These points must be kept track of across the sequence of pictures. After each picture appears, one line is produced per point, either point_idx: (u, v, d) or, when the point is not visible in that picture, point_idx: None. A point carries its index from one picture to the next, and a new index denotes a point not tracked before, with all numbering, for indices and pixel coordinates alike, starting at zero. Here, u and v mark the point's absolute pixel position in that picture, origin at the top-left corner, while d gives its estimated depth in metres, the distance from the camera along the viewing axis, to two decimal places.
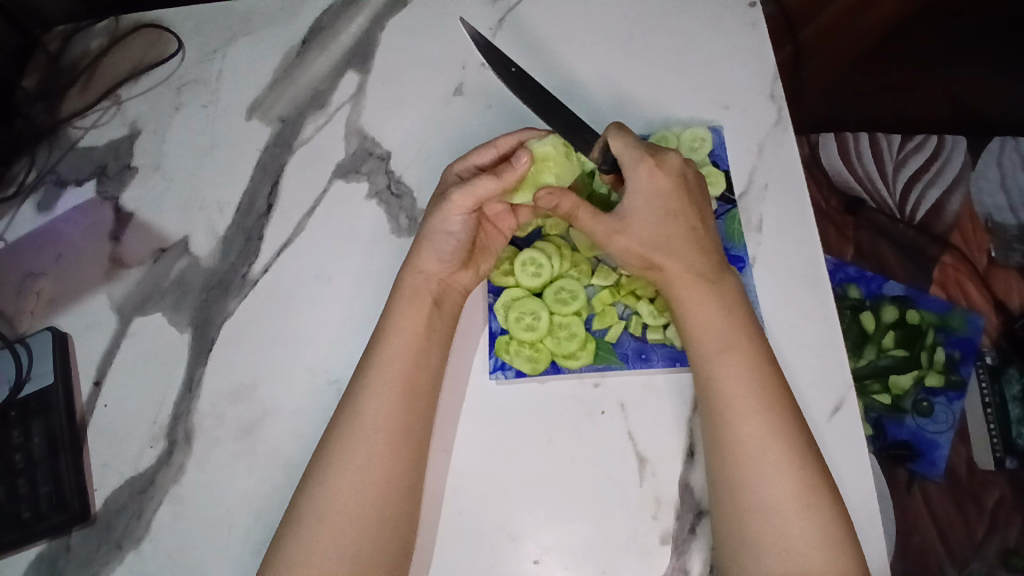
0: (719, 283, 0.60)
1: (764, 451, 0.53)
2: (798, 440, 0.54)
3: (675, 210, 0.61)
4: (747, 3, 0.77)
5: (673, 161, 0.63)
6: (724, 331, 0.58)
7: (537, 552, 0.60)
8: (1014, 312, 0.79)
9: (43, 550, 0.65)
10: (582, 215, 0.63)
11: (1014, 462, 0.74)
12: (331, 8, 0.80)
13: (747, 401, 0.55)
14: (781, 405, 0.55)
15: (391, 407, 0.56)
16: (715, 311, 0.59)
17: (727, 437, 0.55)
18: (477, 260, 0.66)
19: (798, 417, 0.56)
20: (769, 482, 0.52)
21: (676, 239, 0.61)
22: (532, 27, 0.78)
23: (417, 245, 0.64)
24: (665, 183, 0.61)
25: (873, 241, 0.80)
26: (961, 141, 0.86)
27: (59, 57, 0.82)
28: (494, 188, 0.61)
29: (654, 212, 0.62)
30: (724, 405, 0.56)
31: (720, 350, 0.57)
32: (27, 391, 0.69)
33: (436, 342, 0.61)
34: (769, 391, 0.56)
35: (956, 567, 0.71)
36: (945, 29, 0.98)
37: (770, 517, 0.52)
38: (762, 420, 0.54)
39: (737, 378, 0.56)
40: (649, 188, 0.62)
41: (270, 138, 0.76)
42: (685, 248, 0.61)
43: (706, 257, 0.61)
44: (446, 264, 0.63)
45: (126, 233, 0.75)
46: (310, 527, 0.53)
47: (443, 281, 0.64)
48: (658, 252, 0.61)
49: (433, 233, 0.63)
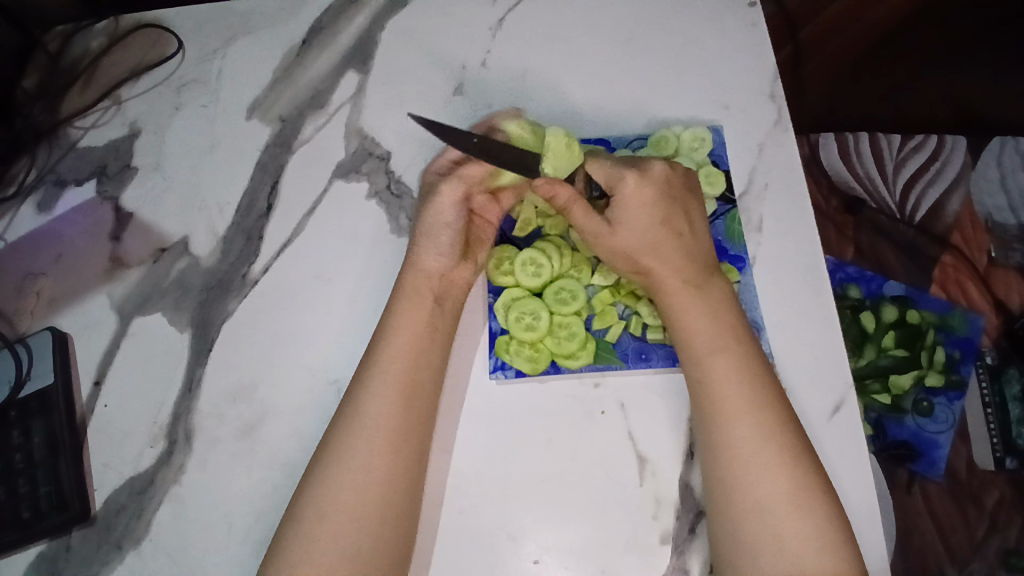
0: (709, 286, 0.60)
1: (758, 453, 0.53)
2: (794, 441, 0.54)
3: (663, 216, 0.62)
4: (747, 3, 0.77)
5: (659, 169, 0.63)
6: (715, 334, 0.58)
7: (537, 552, 0.60)
8: (1014, 311, 0.79)
9: (44, 550, 0.64)
10: (577, 212, 0.63)
11: (1014, 462, 0.74)
12: (330, 8, 0.80)
13: (739, 404, 0.55)
14: (775, 406, 0.55)
15: (389, 408, 0.56)
16: (704, 315, 0.59)
17: (720, 440, 0.55)
18: (474, 252, 0.67)
19: (795, 420, 0.56)
20: (764, 484, 0.52)
21: (664, 244, 0.62)
22: (531, 27, 0.78)
23: (414, 246, 0.65)
24: (649, 189, 0.62)
25: (873, 241, 0.80)
26: (962, 140, 0.86)
27: (59, 57, 0.82)
28: (480, 172, 0.65)
29: (643, 219, 0.62)
30: (715, 408, 0.56)
31: (710, 354, 0.57)
32: (27, 391, 0.69)
33: (437, 341, 0.61)
34: (762, 394, 0.56)
35: (956, 567, 0.71)
36: (944, 29, 0.98)
37: (765, 519, 0.52)
38: (754, 422, 0.54)
39: (728, 382, 0.56)
40: (636, 199, 0.62)
41: (270, 138, 0.76)
42: (675, 252, 0.61)
43: (696, 262, 0.61)
44: (446, 258, 0.64)
45: (127, 233, 0.75)
46: (310, 527, 0.53)
47: (445, 275, 0.64)
48: (645, 257, 0.62)
49: (429, 229, 0.64)
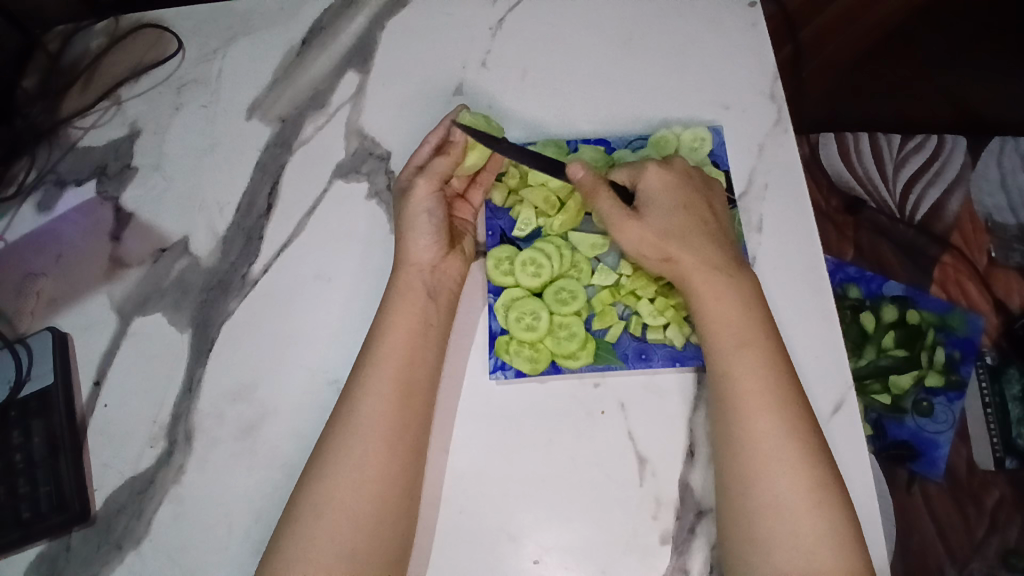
0: (735, 279, 0.61)
1: (777, 448, 0.53)
2: (811, 439, 0.54)
3: (686, 205, 0.63)
4: (747, 3, 0.77)
5: (680, 164, 0.66)
6: (740, 329, 0.58)
7: (537, 552, 0.60)
8: (1014, 311, 0.79)
9: (43, 550, 0.65)
10: (603, 198, 0.63)
11: (1014, 462, 0.74)
12: (330, 8, 0.80)
13: (762, 399, 0.55)
14: (794, 404, 0.55)
15: (387, 406, 0.56)
16: (731, 307, 0.59)
17: (741, 435, 0.55)
18: (460, 244, 0.69)
19: (810, 419, 0.56)
20: (781, 480, 0.53)
21: (693, 235, 0.62)
22: (531, 28, 0.78)
23: (404, 245, 0.65)
24: (673, 181, 0.64)
25: (873, 241, 0.80)
26: (961, 141, 0.87)
27: (59, 57, 0.82)
28: (448, 164, 0.67)
29: (670, 206, 0.63)
30: (738, 402, 0.56)
31: (735, 348, 0.58)
32: (27, 391, 0.69)
33: (432, 339, 0.61)
34: (783, 389, 0.56)
35: (956, 567, 0.71)
36: (944, 29, 0.98)
37: (782, 515, 0.52)
38: (775, 417, 0.55)
39: (753, 375, 0.56)
40: (660, 186, 0.64)
41: (270, 138, 0.76)
42: (701, 239, 0.62)
43: (721, 256, 0.62)
44: (437, 250, 0.65)
45: (126, 233, 0.75)
46: (309, 527, 0.52)
47: (435, 267, 0.65)
48: (672, 243, 0.61)
49: (412, 225, 0.65)
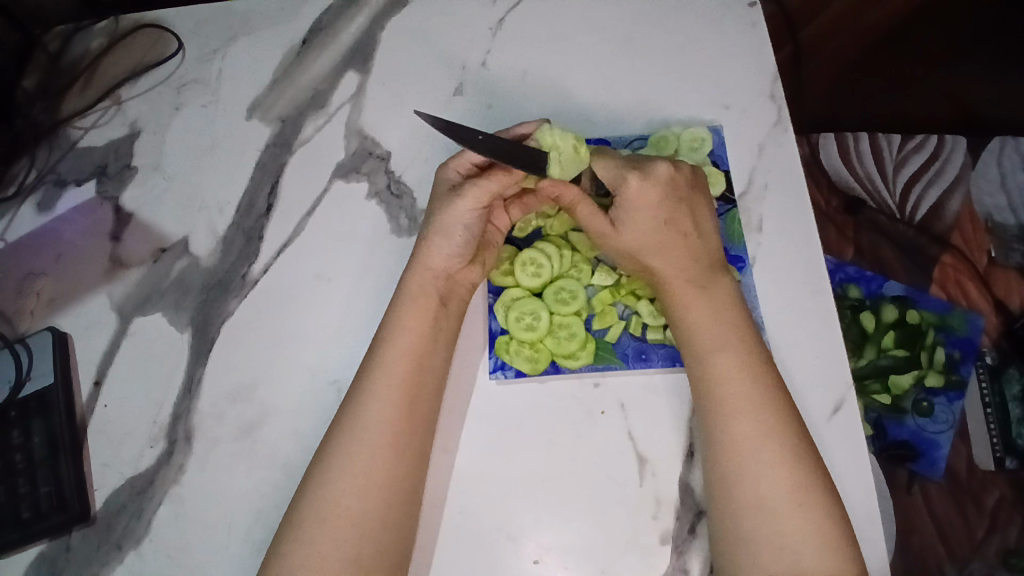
0: (712, 286, 0.61)
1: (758, 450, 0.53)
2: (796, 441, 0.54)
3: (668, 217, 0.62)
4: (747, 3, 0.77)
5: (662, 170, 0.63)
6: (717, 332, 0.58)
7: (537, 552, 0.60)
8: (1014, 312, 0.79)
9: (43, 550, 0.65)
10: (583, 208, 0.64)
11: (1014, 462, 0.74)
12: (330, 8, 0.80)
13: (741, 402, 0.55)
14: (777, 406, 0.55)
15: (389, 409, 0.56)
16: (707, 313, 0.59)
17: (722, 437, 0.55)
18: (483, 255, 0.66)
19: (798, 421, 0.56)
20: (764, 482, 0.53)
21: (667, 246, 0.62)
22: (531, 28, 0.78)
23: (425, 242, 0.63)
24: (653, 194, 0.62)
25: (873, 241, 0.80)
26: (961, 141, 0.86)
27: (59, 57, 0.82)
28: (505, 181, 0.63)
29: (647, 219, 0.62)
30: (720, 405, 0.56)
31: (712, 351, 0.58)
32: (27, 391, 0.69)
33: (443, 342, 0.61)
34: (765, 392, 0.56)
35: (956, 567, 0.71)
36: (945, 29, 0.98)
37: (765, 516, 0.52)
38: (755, 420, 0.54)
39: (733, 379, 0.56)
40: (639, 200, 0.62)
41: (270, 138, 0.76)
42: (676, 248, 0.62)
43: (699, 263, 0.62)
44: (456, 260, 0.63)
45: (127, 233, 0.75)
46: (312, 529, 0.52)
47: (451, 276, 0.63)
48: (650, 255, 0.62)
49: (444, 228, 0.63)
